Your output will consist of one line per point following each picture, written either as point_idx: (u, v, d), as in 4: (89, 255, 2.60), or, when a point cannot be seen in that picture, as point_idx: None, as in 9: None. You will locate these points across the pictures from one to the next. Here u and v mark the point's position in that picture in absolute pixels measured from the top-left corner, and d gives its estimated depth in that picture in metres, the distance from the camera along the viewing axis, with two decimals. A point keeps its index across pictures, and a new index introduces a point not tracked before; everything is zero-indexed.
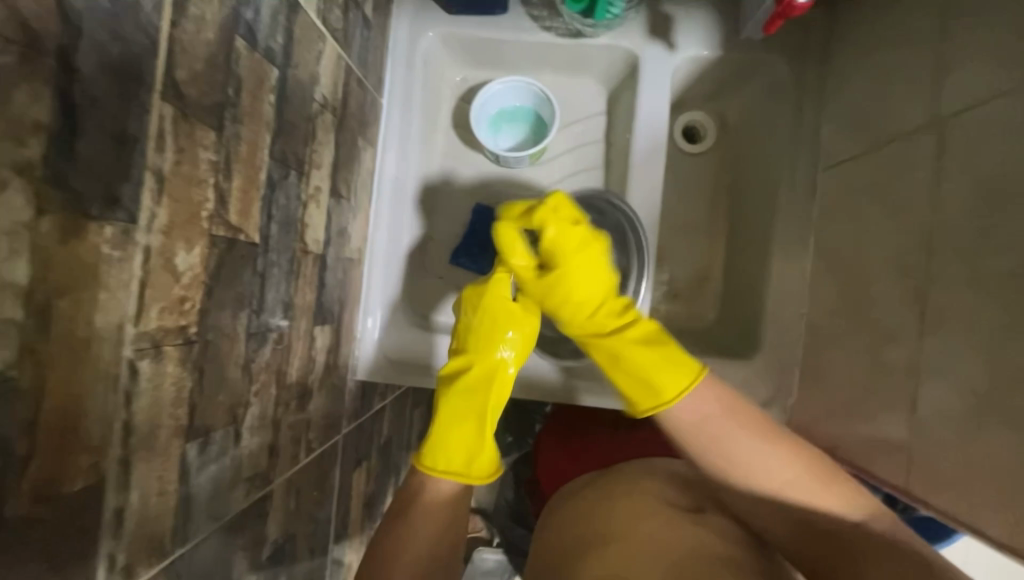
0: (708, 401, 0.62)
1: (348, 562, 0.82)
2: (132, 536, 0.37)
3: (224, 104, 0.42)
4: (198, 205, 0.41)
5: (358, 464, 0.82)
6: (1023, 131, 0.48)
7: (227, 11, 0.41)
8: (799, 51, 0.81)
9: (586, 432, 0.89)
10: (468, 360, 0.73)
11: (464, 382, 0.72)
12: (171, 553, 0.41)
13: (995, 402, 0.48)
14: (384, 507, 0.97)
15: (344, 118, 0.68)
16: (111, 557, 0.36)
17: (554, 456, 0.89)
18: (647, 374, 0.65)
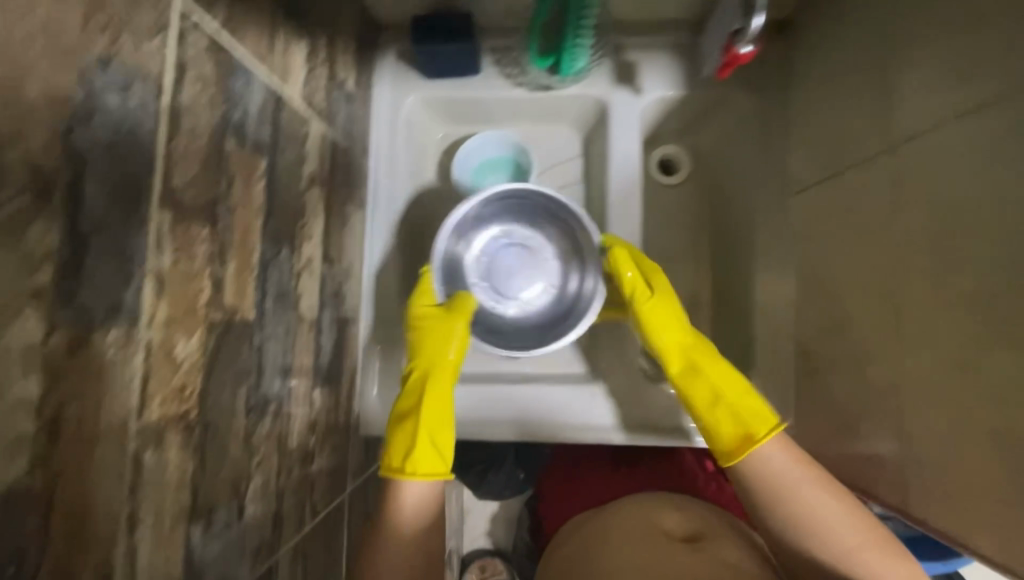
0: (789, 457, 0.65)
1: None
2: None
3: (217, 200, 0.46)
4: (195, 295, 0.44)
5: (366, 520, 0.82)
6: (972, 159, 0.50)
7: (217, 118, 0.46)
8: (758, 85, 0.85)
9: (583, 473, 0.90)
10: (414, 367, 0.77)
11: (414, 386, 0.75)
12: None
13: (976, 421, 0.48)
14: None
15: (332, 188, 0.72)
16: None
17: (555, 499, 0.89)
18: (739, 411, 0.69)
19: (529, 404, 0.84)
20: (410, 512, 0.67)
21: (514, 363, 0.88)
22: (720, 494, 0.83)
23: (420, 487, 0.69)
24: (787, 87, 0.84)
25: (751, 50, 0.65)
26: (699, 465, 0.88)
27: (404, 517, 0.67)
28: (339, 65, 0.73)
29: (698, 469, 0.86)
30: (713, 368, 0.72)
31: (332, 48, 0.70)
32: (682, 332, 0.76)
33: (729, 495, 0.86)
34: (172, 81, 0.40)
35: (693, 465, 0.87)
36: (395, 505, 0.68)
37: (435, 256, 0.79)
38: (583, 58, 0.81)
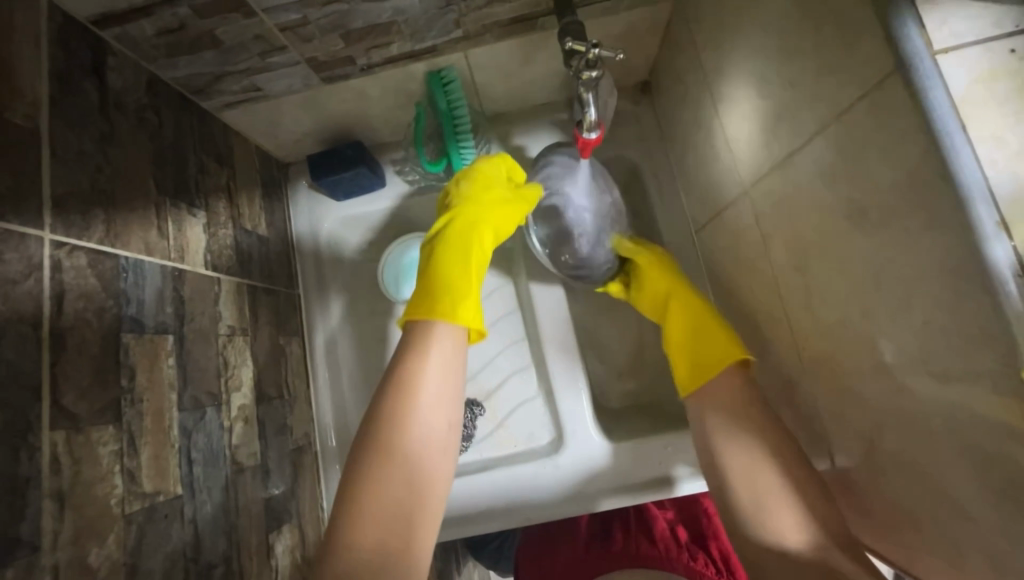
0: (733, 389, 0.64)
1: None
2: None
3: (120, 397, 0.49)
4: (107, 496, 0.46)
5: None
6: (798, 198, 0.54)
7: (109, 321, 0.50)
8: (641, 135, 0.90)
9: (558, 548, 0.93)
10: (444, 274, 0.72)
11: (432, 281, 0.72)
12: None
13: (874, 446, 0.49)
14: None
15: (256, 330, 0.75)
16: None
17: (530, 567, 0.96)
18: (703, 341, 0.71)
19: (496, 492, 0.83)
20: (426, 424, 0.62)
21: (476, 450, 0.89)
22: (693, 563, 0.84)
23: (439, 387, 0.64)
24: (664, 136, 0.88)
25: (598, 135, 0.70)
26: (672, 534, 0.89)
27: (416, 421, 0.61)
28: (246, 215, 0.79)
29: (671, 540, 0.87)
30: (679, 306, 0.75)
31: (235, 204, 0.76)
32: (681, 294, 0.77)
33: (704, 561, 0.85)
34: (51, 309, 0.44)
35: (664, 532, 0.89)
36: (410, 387, 0.63)
37: (442, 258, 0.74)
38: (470, 151, 0.83)
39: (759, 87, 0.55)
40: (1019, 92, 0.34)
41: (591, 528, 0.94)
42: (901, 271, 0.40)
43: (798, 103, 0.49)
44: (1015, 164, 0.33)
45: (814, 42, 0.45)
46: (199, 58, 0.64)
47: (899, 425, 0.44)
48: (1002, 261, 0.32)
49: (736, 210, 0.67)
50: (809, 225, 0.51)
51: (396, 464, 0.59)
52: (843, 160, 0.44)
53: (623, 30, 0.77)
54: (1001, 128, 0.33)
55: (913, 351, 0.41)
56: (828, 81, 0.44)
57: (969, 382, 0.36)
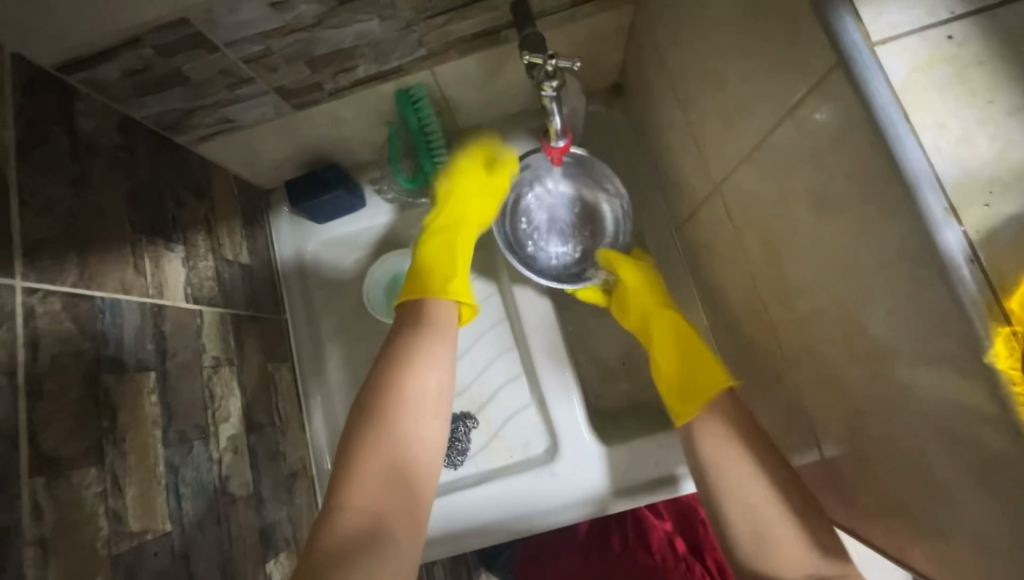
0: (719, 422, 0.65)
1: None
2: None
3: (101, 438, 0.49)
4: (92, 538, 0.46)
5: None
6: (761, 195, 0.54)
7: (89, 363, 0.50)
8: (614, 139, 0.91)
9: (553, 552, 0.94)
10: (434, 248, 0.77)
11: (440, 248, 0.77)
12: None
13: (860, 437, 0.48)
14: None
15: (243, 359, 0.75)
16: None
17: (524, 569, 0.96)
18: (692, 371, 0.70)
19: (493, 505, 0.82)
20: (419, 389, 0.62)
21: (472, 463, 0.88)
22: (690, 574, 0.84)
23: (433, 380, 0.64)
24: (638, 138, 0.88)
25: (564, 143, 0.71)
26: (669, 543, 0.88)
27: (415, 406, 0.61)
28: (226, 245, 0.79)
29: (668, 549, 0.87)
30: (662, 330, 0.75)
31: (215, 235, 0.77)
32: (658, 304, 0.78)
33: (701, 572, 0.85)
34: (26, 356, 0.45)
35: (661, 540, 0.88)
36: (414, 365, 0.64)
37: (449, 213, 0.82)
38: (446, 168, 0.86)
39: (719, 84, 0.55)
40: (960, 77, 0.34)
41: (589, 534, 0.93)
42: (865, 263, 0.40)
43: (756, 100, 0.49)
44: (960, 150, 0.33)
45: (765, 42, 0.46)
46: (168, 96, 0.65)
47: (877, 415, 0.44)
48: (954, 247, 0.32)
49: (710, 207, 0.67)
50: (776, 219, 0.51)
51: (381, 430, 0.59)
52: (801, 155, 0.44)
53: (587, 37, 0.77)
54: (943, 115, 0.33)
55: (880, 340, 0.41)
56: (779, 79, 0.45)
57: (937, 370, 0.36)
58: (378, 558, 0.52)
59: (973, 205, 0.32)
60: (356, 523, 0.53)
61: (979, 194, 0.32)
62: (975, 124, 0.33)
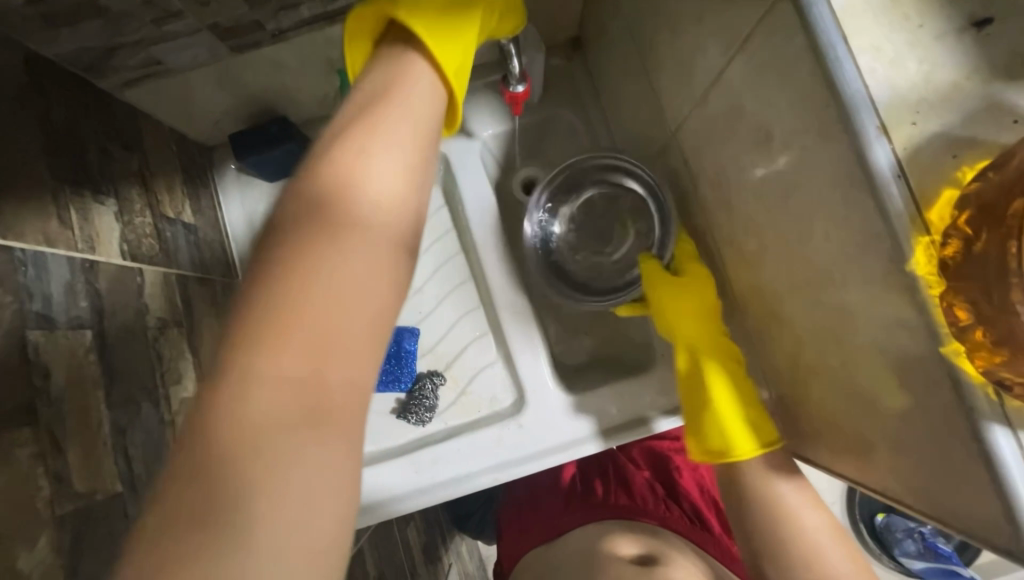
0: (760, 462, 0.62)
1: None
2: None
3: (34, 396, 0.46)
4: (33, 499, 0.44)
5: None
6: (710, 138, 0.55)
7: (13, 316, 0.46)
8: (574, 96, 0.91)
9: (540, 503, 0.95)
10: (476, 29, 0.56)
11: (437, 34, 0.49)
12: None
13: (797, 361, 0.52)
14: None
15: (192, 321, 0.72)
16: None
17: (511, 527, 0.97)
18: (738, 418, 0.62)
19: (461, 458, 0.83)
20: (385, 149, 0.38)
21: (440, 420, 0.88)
22: (667, 514, 0.88)
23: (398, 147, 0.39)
24: (598, 93, 0.89)
25: (525, 88, 0.68)
26: (648, 489, 0.93)
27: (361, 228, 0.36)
28: (166, 202, 0.74)
29: (648, 492, 0.92)
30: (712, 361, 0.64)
31: (151, 190, 0.72)
32: (708, 328, 0.65)
33: (677, 513, 0.90)
34: None
35: (643, 486, 0.93)
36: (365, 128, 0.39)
37: None
38: None
39: (672, 25, 0.56)
40: (893, 3, 0.35)
41: (571, 486, 0.96)
42: (804, 189, 0.42)
43: (707, 38, 0.50)
44: (890, 72, 0.35)
45: None
46: (85, 30, 0.58)
47: (813, 337, 0.48)
48: (882, 162, 0.34)
49: (667, 154, 0.69)
50: (726, 160, 0.53)
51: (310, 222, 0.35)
52: (749, 91, 0.46)
53: None
54: (877, 39, 0.35)
55: (815, 264, 0.44)
56: (731, 12, 0.45)
57: (863, 286, 0.39)
58: (316, 434, 0.31)
59: (900, 124, 0.34)
60: (269, 401, 0.31)
61: (906, 113, 0.34)
62: (906, 46, 0.35)
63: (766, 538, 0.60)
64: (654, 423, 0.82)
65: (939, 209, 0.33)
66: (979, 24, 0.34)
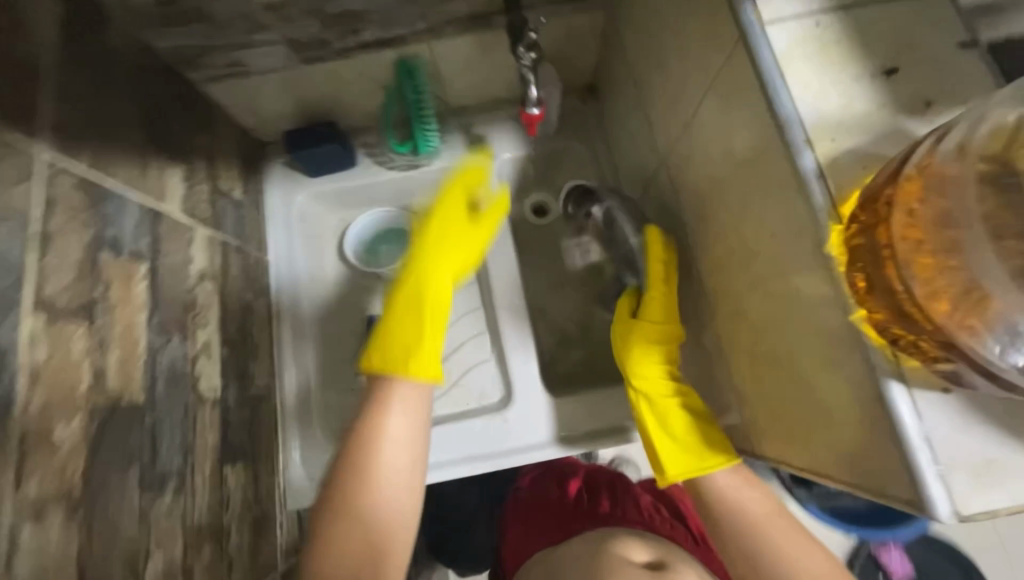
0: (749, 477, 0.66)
1: None
2: None
3: (93, 302, 0.55)
4: (75, 385, 0.51)
5: None
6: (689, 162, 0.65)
7: (92, 235, 0.56)
8: (585, 133, 1.03)
9: (548, 510, 1.00)
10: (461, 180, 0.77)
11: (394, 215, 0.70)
12: None
13: (755, 356, 0.58)
14: None
15: (226, 281, 0.81)
16: None
17: (518, 532, 1.00)
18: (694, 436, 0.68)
19: (448, 445, 0.87)
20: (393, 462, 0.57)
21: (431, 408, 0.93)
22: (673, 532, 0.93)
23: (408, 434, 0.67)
24: (606, 132, 1.02)
25: (539, 109, 0.78)
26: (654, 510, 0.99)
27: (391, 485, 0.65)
28: (223, 179, 0.86)
29: (654, 513, 0.97)
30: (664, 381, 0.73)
31: (214, 167, 0.84)
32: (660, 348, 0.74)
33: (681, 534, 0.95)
34: (41, 212, 0.50)
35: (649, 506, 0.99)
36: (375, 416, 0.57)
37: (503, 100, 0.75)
38: (433, 135, 0.95)
39: (663, 71, 0.67)
40: (822, 51, 0.45)
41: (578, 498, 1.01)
42: (756, 197, 0.51)
43: (688, 79, 0.61)
44: (816, 101, 0.44)
45: (693, 30, 0.57)
46: (184, 32, 0.73)
47: (766, 330, 0.54)
48: (807, 167, 0.43)
49: (658, 180, 0.79)
50: (703, 179, 0.62)
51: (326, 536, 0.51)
52: (717, 118, 0.56)
53: (566, 35, 0.90)
54: (807, 76, 0.45)
55: (765, 260, 0.51)
56: (703, 58, 0.56)
57: (797, 273, 0.46)
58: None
59: (821, 139, 0.43)
60: None
61: (826, 133, 0.43)
62: (830, 84, 0.44)
63: (731, 529, 0.64)
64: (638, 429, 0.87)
65: (848, 205, 0.41)
66: (887, 72, 0.44)
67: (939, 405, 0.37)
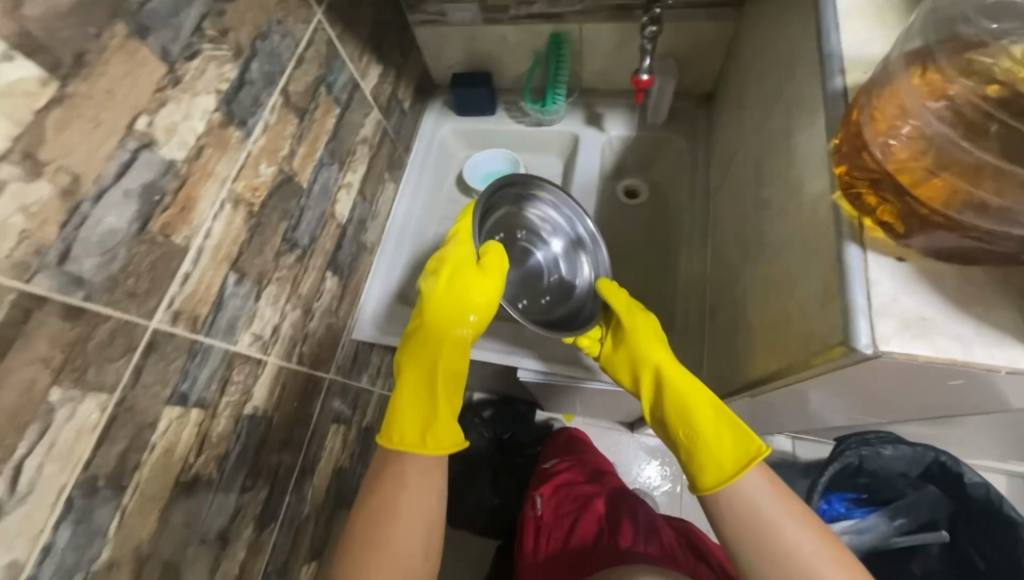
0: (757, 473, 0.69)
1: (311, 492, 1.01)
2: (190, 291, 0.65)
3: (306, 110, 0.83)
4: (279, 148, 0.78)
5: (336, 421, 1.07)
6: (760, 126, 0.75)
7: (321, 72, 0.85)
8: (689, 130, 1.16)
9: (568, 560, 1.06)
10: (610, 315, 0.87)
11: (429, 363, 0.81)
12: (200, 328, 0.68)
13: (767, 282, 0.65)
14: (348, 465, 1.14)
15: (377, 156, 1.09)
16: (175, 295, 0.63)
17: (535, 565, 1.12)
18: (721, 436, 0.73)
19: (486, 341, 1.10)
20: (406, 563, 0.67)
21: None
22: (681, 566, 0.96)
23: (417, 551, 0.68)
24: (709, 133, 1.13)
25: (648, 77, 0.93)
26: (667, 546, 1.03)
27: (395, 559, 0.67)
28: (401, 91, 1.16)
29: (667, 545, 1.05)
30: (679, 382, 0.81)
31: (399, 80, 1.14)
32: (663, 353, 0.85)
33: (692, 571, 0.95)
34: (305, 43, 0.80)
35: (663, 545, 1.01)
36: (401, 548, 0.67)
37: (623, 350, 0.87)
38: (560, 96, 1.16)
39: (761, 56, 0.79)
40: (879, 16, 0.56)
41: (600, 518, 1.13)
42: (795, 130, 0.60)
43: (776, 54, 0.72)
44: (861, 46, 0.54)
45: (788, 11, 0.69)
46: None
47: (777, 251, 0.62)
48: (835, 86, 0.53)
49: (736, 159, 0.88)
50: (766, 137, 0.72)
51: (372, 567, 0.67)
52: (786, 77, 0.66)
53: (694, 39, 1.05)
54: (860, 29, 0.55)
55: (790, 184, 0.60)
56: (788, 32, 0.68)
57: (809, 179, 0.54)
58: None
59: (854, 70, 0.53)
60: None
61: (861, 68, 0.53)
62: (877, 37, 0.54)
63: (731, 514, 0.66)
64: (593, 370, 1.05)
65: None
66: None
67: (888, 267, 0.44)
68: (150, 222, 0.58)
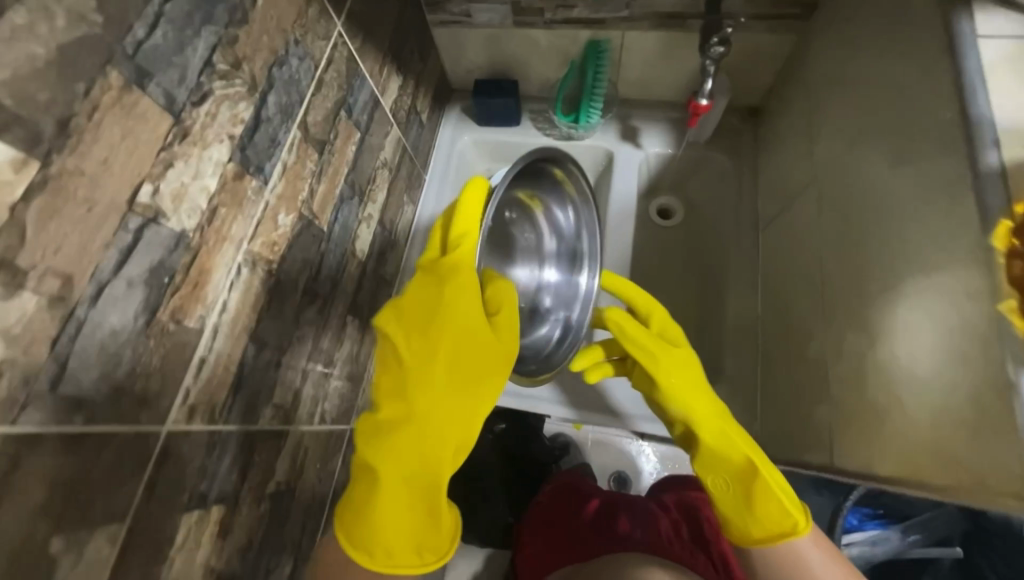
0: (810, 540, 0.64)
1: None
2: (207, 378, 0.55)
3: (325, 141, 0.71)
4: (298, 191, 0.66)
5: None
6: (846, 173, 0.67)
7: (340, 94, 0.72)
8: (734, 149, 1.07)
9: None
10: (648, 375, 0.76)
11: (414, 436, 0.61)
12: (219, 416, 0.58)
13: (865, 362, 0.58)
14: None
15: (396, 178, 0.97)
16: (190, 388, 0.53)
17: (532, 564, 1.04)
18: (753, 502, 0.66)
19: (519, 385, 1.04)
20: None
21: None
22: None
23: None
24: (755, 153, 1.05)
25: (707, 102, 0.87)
26: None
27: None
28: (419, 102, 1.03)
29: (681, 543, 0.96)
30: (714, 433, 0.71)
31: (418, 90, 1.01)
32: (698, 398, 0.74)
33: None
34: (324, 63, 0.67)
35: None
36: None
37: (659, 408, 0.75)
38: (595, 113, 1.05)
39: (846, 89, 0.70)
40: None
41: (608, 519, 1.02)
42: (915, 197, 0.53)
43: (873, 93, 0.63)
44: (1015, 113, 0.46)
45: (894, 47, 0.60)
46: None
47: (884, 332, 0.55)
48: (991, 163, 0.45)
49: (802, 197, 0.81)
50: (856, 189, 0.64)
51: None
52: (895, 127, 0.58)
53: (749, 51, 0.95)
54: (1010, 90, 0.47)
55: (906, 260, 0.53)
56: (896, 72, 0.59)
57: (946, 269, 0.47)
58: None
59: (1013, 145, 0.45)
60: None
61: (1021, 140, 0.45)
62: None
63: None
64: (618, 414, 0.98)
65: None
66: None
67: None
68: (159, 310, 0.47)
